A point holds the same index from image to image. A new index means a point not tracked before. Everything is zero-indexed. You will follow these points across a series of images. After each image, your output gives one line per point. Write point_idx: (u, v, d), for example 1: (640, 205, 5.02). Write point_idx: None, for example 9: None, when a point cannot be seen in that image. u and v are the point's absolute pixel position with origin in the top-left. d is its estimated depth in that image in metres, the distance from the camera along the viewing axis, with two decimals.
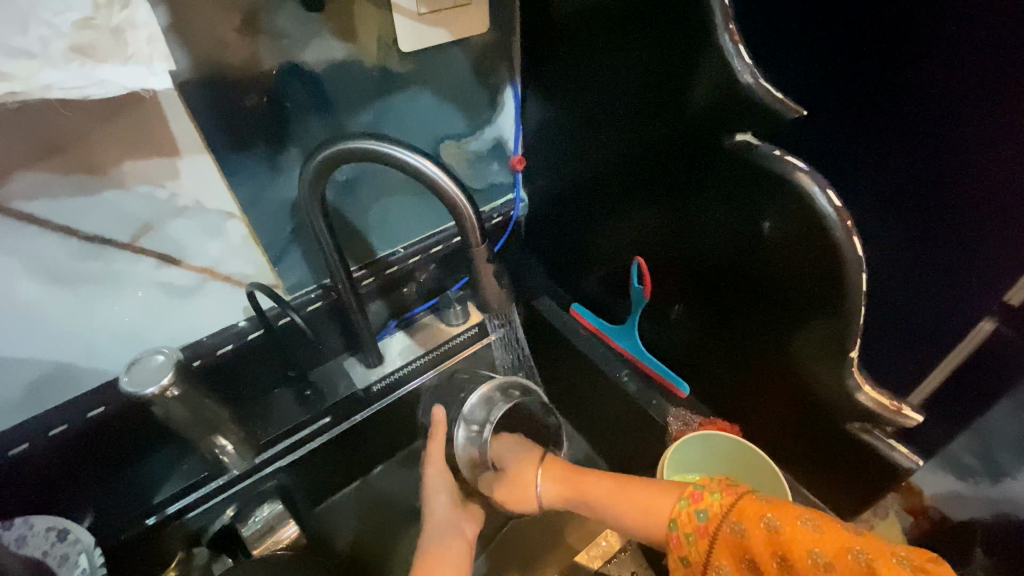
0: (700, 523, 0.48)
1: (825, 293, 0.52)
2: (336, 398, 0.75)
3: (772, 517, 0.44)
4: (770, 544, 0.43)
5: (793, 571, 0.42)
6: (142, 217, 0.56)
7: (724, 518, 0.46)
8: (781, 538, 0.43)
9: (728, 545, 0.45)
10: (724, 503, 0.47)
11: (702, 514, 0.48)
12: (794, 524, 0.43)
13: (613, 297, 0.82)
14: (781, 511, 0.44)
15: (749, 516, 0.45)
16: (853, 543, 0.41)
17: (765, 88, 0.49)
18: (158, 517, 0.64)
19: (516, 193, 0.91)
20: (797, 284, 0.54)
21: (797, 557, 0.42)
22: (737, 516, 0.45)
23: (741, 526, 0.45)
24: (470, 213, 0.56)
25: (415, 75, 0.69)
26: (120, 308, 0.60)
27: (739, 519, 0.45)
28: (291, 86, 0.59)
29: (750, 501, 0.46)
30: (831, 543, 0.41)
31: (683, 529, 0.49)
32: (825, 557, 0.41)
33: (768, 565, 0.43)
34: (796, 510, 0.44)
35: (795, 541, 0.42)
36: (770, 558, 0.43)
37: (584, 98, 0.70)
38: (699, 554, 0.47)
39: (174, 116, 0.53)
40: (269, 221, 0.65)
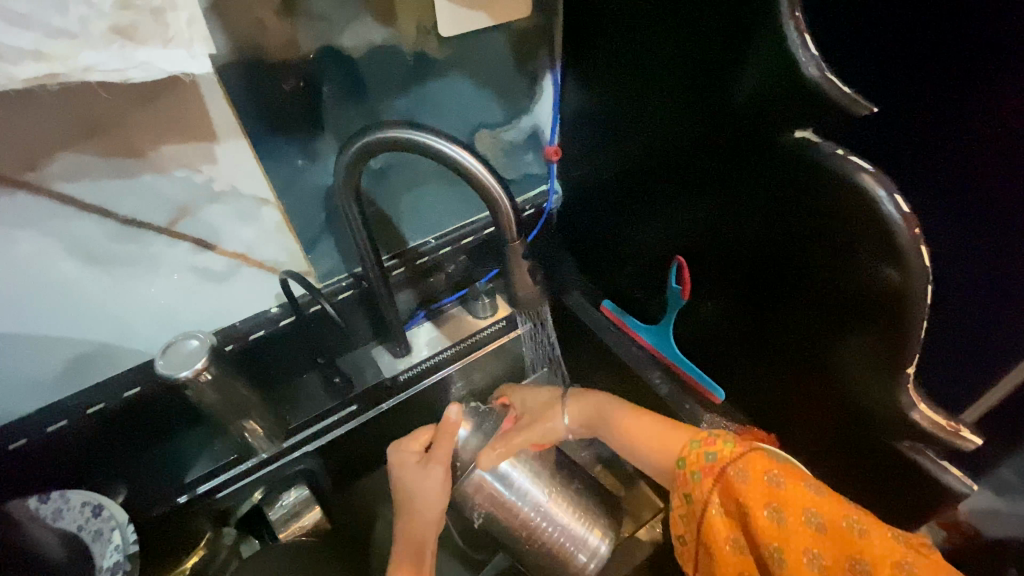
0: (708, 464, 0.52)
1: (886, 299, 0.48)
2: (365, 383, 0.75)
3: (778, 475, 0.48)
4: (766, 492, 0.47)
5: (782, 485, 0.47)
6: (180, 201, 0.56)
7: (734, 461, 0.50)
8: (781, 493, 0.47)
9: (732, 484, 0.49)
10: (737, 450, 0.50)
11: (711, 455, 0.52)
12: (762, 478, 0.48)
13: (647, 295, 0.79)
14: (790, 468, 0.49)
15: (757, 469, 0.49)
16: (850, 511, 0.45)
17: (831, 80, 0.45)
18: (190, 496, 0.65)
19: (550, 184, 0.88)
20: (849, 291, 0.51)
21: (794, 513, 0.46)
22: (747, 460, 0.50)
23: (746, 474, 0.49)
24: (506, 206, 0.55)
25: (453, 60, 0.67)
26: (156, 290, 0.61)
27: (747, 467, 0.49)
28: (327, 69, 0.58)
29: (763, 457, 0.49)
30: (834, 506, 0.46)
31: (689, 467, 0.53)
32: (779, 505, 0.47)
33: (762, 477, 0.48)
34: (801, 472, 0.49)
35: (768, 491, 0.47)
36: (763, 507, 0.47)
37: (628, 86, 0.67)
38: (702, 493, 0.51)
39: (210, 97, 0.52)
40: (302, 208, 0.64)
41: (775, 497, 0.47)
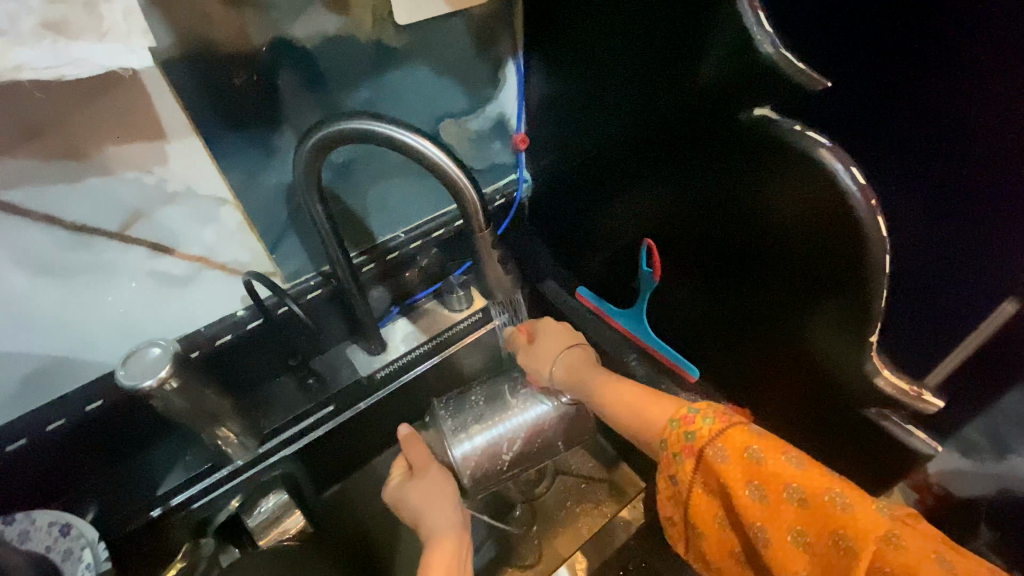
0: (688, 444, 0.49)
1: (850, 273, 0.49)
2: (340, 386, 0.74)
3: (758, 451, 0.45)
4: (720, 470, 0.46)
5: (809, 503, 0.41)
6: (132, 204, 0.54)
7: (708, 446, 0.47)
8: (763, 470, 0.44)
9: (711, 468, 0.47)
10: (710, 431, 0.48)
11: (690, 436, 0.49)
12: (741, 459, 0.45)
13: (619, 279, 0.80)
14: (763, 443, 0.45)
15: (736, 445, 0.46)
16: (833, 486, 0.41)
17: (787, 58, 0.46)
18: (163, 509, 0.64)
19: (519, 174, 0.88)
20: (815, 267, 0.52)
21: (773, 490, 0.43)
22: (720, 443, 0.47)
23: (724, 453, 0.46)
24: (473, 197, 0.54)
25: (413, 49, 0.65)
26: (115, 298, 0.58)
27: (723, 446, 0.46)
28: (281, 62, 0.56)
29: (738, 431, 0.46)
30: (813, 480, 0.42)
31: (672, 448, 0.50)
32: (763, 488, 0.44)
33: (739, 460, 0.45)
34: (783, 447, 0.45)
35: (737, 476, 0.45)
36: (743, 486, 0.45)
37: (591, 71, 0.66)
38: (686, 473, 0.48)
39: (156, 94, 0.50)
40: (263, 207, 0.62)
41: (755, 479, 0.44)
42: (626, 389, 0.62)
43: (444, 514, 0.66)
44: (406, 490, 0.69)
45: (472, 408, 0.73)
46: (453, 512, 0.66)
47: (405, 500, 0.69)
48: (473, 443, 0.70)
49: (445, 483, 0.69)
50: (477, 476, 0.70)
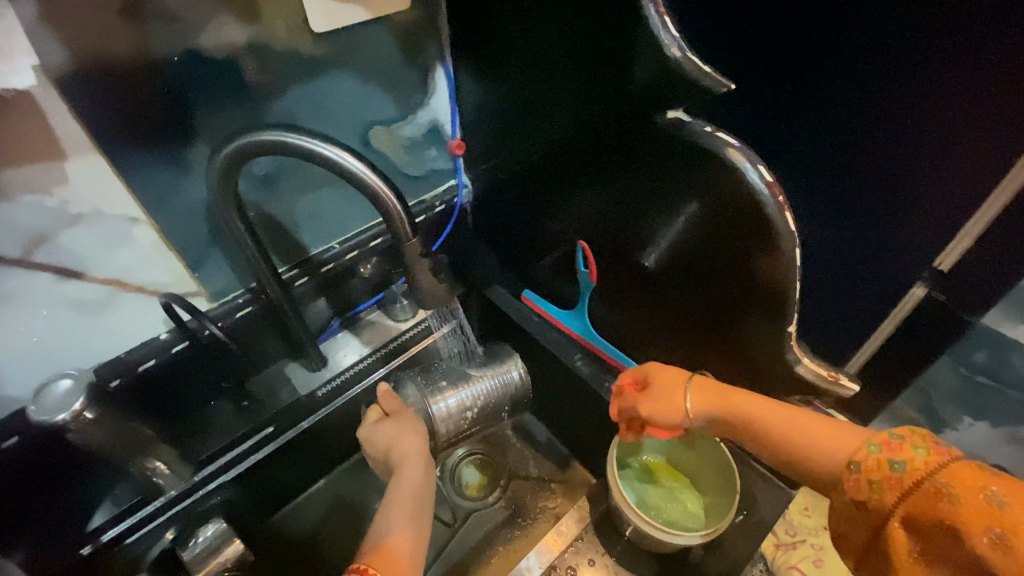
0: (891, 474, 0.40)
1: (765, 273, 0.51)
2: (278, 406, 0.74)
3: (997, 492, 0.36)
4: (931, 495, 0.37)
5: None
6: (31, 229, 0.51)
7: (929, 479, 0.38)
8: (1007, 516, 0.34)
9: (924, 503, 0.38)
10: (912, 462, 0.39)
11: (898, 466, 0.40)
12: (971, 497, 0.36)
13: (562, 281, 0.80)
14: (966, 475, 0.37)
15: (967, 483, 0.37)
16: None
17: (693, 61, 0.47)
18: (93, 547, 0.61)
19: (458, 179, 0.87)
20: (735, 270, 0.54)
21: (1013, 532, 0.34)
22: (931, 473, 0.38)
23: (953, 489, 0.37)
24: (397, 207, 0.53)
25: (335, 57, 0.64)
26: (22, 328, 0.55)
27: (952, 482, 0.37)
28: (187, 75, 0.53)
29: (966, 466, 0.38)
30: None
31: (866, 473, 0.41)
32: (1004, 534, 0.34)
33: (973, 495, 0.36)
34: None
35: (968, 511, 0.36)
36: (981, 530, 0.35)
37: (517, 75, 0.66)
38: (883, 502, 0.40)
39: (49, 113, 0.47)
40: (183, 226, 0.60)
41: (990, 523, 0.35)
42: (781, 406, 0.49)
43: (410, 463, 0.63)
44: (377, 434, 0.66)
45: (455, 370, 0.77)
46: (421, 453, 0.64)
47: (375, 443, 0.66)
48: (448, 404, 0.74)
49: (418, 425, 0.67)
50: (445, 428, 0.74)
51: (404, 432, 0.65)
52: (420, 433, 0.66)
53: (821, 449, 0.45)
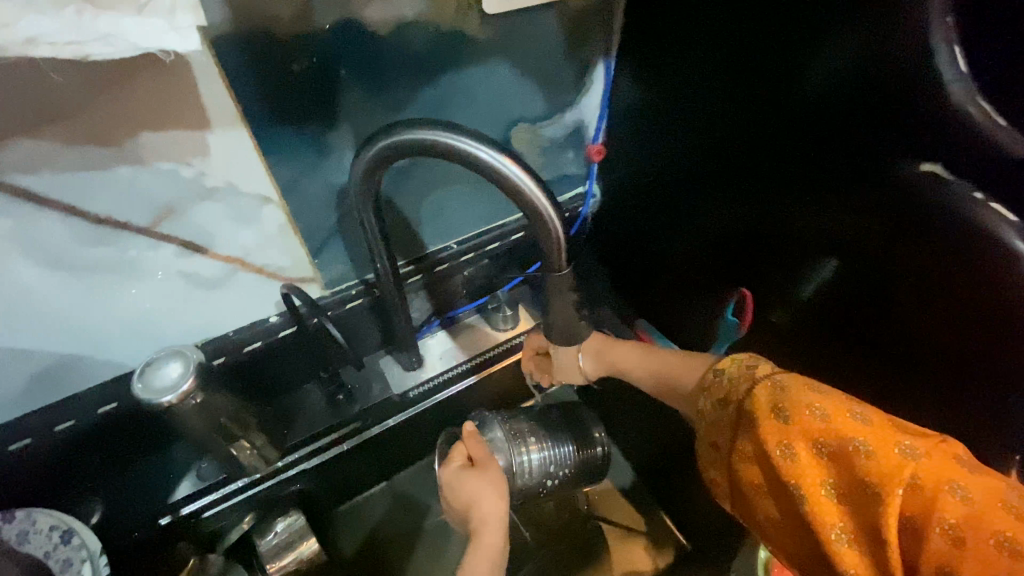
0: (723, 412, 0.43)
1: (920, 279, 0.40)
2: (370, 402, 0.68)
3: (863, 441, 0.34)
4: (751, 434, 0.39)
5: (887, 479, 0.32)
6: (165, 198, 0.47)
7: (742, 403, 0.41)
8: (825, 427, 0.35)
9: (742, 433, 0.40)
10: (742, 392, 0.41)
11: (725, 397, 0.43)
12: (802, 414, 0.36)
13: (690, 320, 0.71)
14: (793, 394, 0.37)
15: (765, 405, 0.38)
16: (901, 436, 0.33)
17: (980, 104, 0.35)
18: (172, 517, 0.59)
19: (587, 187, 0.78)
20: (861, 246, 0.45)
21: (836, 433, 0.35)
22: (750, 405, 0.40)
23: (798, 413, 0.37)
24: (557, 230, 0.44)
25: (496, 42, 0.56)
26: (139, 296, 0.52)
27: (753, 409, 0.39)
28: (343, 48, 0.47)
29: (766, 387, 0.39)
30: (882, 435, 0.34)
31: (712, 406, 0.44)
32: (871, 481, 0.33)
33: (770, 422, 0.38)
34: (895, 434, 0.33)
35: (800, 429, 0.36)
36: (798, 441, 0.36)
37: (695, 82, 0.56)
38: (722, 435, 0.42)
39: (204, 79, 0.43)
40: (309, 210, 0.55)
41: (866, 472, 0.33)
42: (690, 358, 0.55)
43: (489, 528, 0.53)
44: (459, 483, 0.57)
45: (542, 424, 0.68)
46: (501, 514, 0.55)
47: (455, 495, 0.57)
48: (529, 458, 0.65)
49: (503, 485, 0.57)
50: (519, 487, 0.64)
51: (484, 489, 0.56)
52: (500, 494, 0.56)
53: (682, 378, 0.53)
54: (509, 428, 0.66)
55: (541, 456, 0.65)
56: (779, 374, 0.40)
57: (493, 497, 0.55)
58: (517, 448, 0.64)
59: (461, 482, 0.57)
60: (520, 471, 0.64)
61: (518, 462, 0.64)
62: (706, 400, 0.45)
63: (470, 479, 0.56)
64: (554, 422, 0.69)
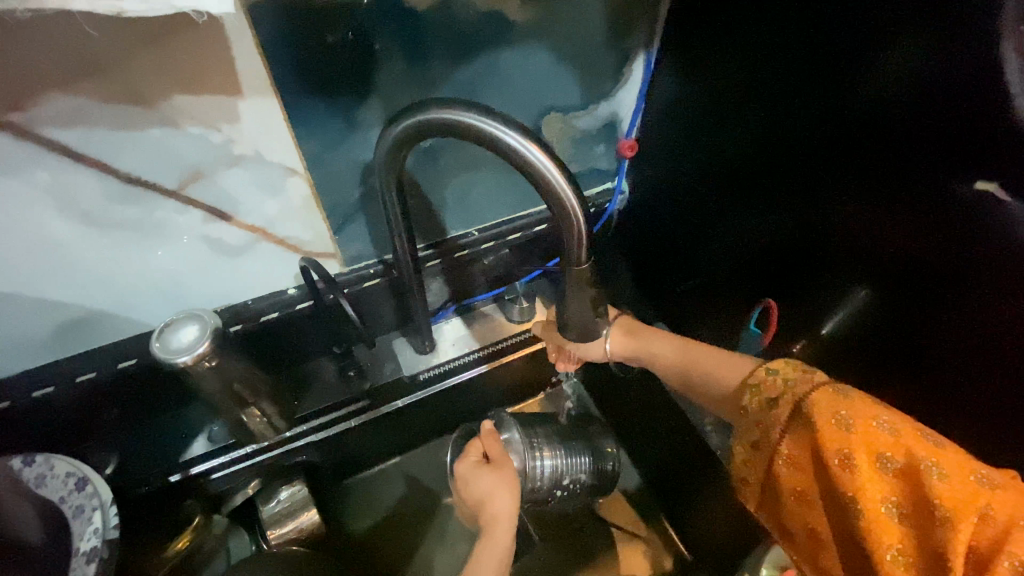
0: (769, 412, 0.37)
1: None
2: (381, 381, 0.68)
3: (931, 462, 0.30)
4: (805, 441, 0.35)
5: (962, 508, 0.29)
6: (192, 162, 0.47)
7: (795, 405, 0.35)
8: (891, 441, 0.31)
9: (796, 439, 0.35)
10: (795, 391, 0.36)
11: (772, 401, 0.37)
12: (868, 423, 0.32)
13: (712, 328, 0.69)
14: (857, 405, 0.33)
15: (823, 409, 0.34)
16: (976, 464, 0.30)
17: None
18: (182, 475, 0.60)
19: (617, 182, 0.77)
20: (907, 263, 0.43)
21: (906, 455, 0.31)
22: (805, 407, 0.34)
23: (853, 419, 0.33)
24: (579, 222, 0.41)
25: (535, 26, 0.55)
26: (162, 258, 0.53)
27: (810, 413, 0.34)
28: (377, 21, 0.47)
29: (825, 391, 0.34)
30: (952, 457, 0.30)
31: (750, 403, 0.38)
32: (940, 509, 0.29)
33: (830, 431, 0.33)
34: (968, 460, 0.30)
35: (865, 441, 0.32)
36: (862, 453, 0.32)
37: (736, 81, 0.53)
38: (766, 439, 0.37)
39: (238, 45, 0.43)
40: (333, 184, 0.55)
41: (933, 497, 0.29)
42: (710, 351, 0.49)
43: (499, 526, 0.52)
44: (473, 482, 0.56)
45: (557, 430, 0.69)
46: (511, 512, 0.54)
47: (468, 493, 0.56)
48: (545, 464, 0.65)
49: (516, 486, 0.56)
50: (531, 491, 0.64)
51: (497, 488, 0.55)
52: (513, 493, 0.56)
53: (717, 376, 0.45)
54: (529, 430, 0.66)
55: (556, 463, 0.65)
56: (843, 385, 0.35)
57: (505, 494, 0.55)
58: (534, 451, 0.64)
59: (474, 480, 0.56)
60: (535, 475, 0.64)
61: (535, 465, 0.64)
62: (750, 397, 0.38)
63: (485, 478, 0.56)
64: (566, 429, 0.70)
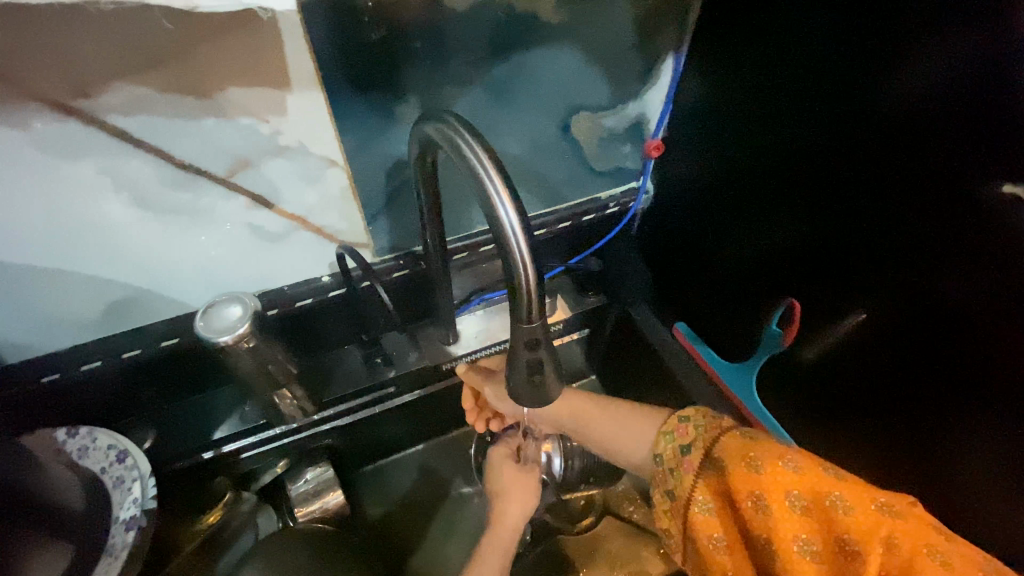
0: (684, 459, 0.40)
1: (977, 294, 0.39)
2: (406, 369, 0.69)
3: (839, 494, 0.33)
4: (719, 487, 0.37)
5: (852, 531, 0.32)
6: (241, 151, 0.50)
7: (712, 454, 0.38)
8: (797, 478, 0.34)
9: (713, 485, 0.37)
10: (706, 437, 0.39)
11: (689, 451, 0.40)
12: (774, 464, 0.35)
13: (731, 328, 0.70)
14: (764, 447, 0.36)
15: (734, 455, 0.37)
16: (875, 492, 0.33)
17: None
18: (214, 453, 0.62)
19: (641, 182, 0.78)
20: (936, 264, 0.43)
21: (810, 491, 0.33)
22: (715, 451, 0.38)
23: (761, 462, 0.35)
24: (525, 279, 0.38)
25: (569, 27, 0.56)
26: (206, 242, 0.55)
27: (723, 458, 0.37)
28: (418, 20, 0.49)
29: (734, 438, 0.38)
30: (854, 489, 0.33)
31: (673, 459, 0.41)
32: (849, 540, 0.32)
33: (742, 472, 0.36)
34: (866, 489, 0.33)
35: (774, 483, 0.34)
36: (772, 493, 0.34)
37: (765, 84, 0.54)
38: (685, 489, 0.39)
39: (291, 42, 0.45)
40: (370, 177, 0.57)
41: (840, 527, 0.32)
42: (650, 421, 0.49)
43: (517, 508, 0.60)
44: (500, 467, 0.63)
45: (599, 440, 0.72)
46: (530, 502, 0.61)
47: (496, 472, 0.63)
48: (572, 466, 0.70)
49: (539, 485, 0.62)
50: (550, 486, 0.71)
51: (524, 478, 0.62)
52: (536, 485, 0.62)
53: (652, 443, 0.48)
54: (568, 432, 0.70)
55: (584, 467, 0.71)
56: (745, 428, 0.39)
57: (528, 485, 0.62)
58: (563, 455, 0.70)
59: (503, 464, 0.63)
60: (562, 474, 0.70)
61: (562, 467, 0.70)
62: (667, 447, 0.42)
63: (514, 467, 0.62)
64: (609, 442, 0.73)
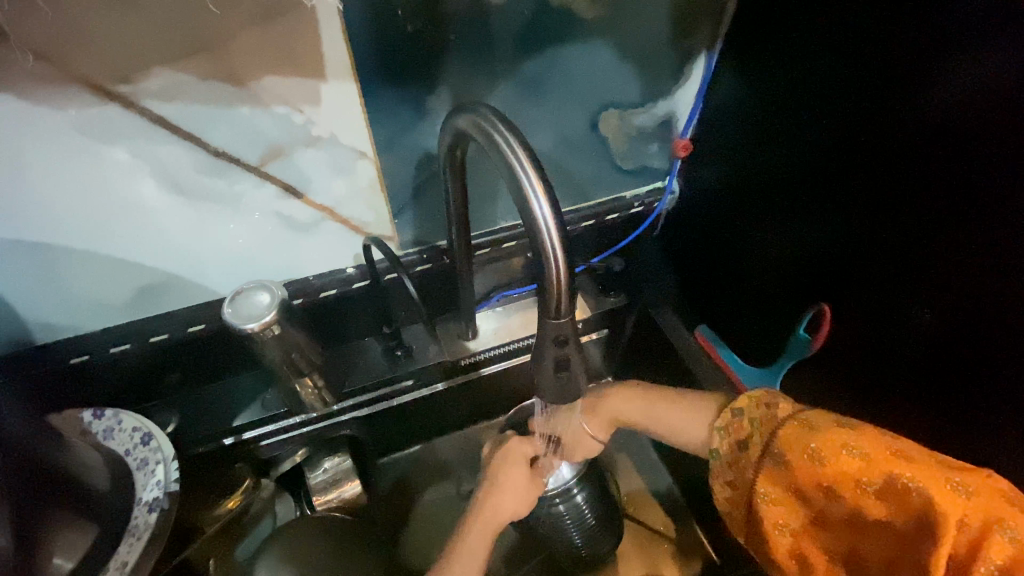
0: (743, 452, 0.45)
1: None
2: (426, 363, 0.69)
3: (905, 475, 0.37)
4: (786, 480, 0.42)
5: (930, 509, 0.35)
6: (274, 140, 0.50)
7: (770, 444, 0.43)
8: (864, 464, 0.38)
9: (773, 475, 0.42)
10: (765, 432, 0.44)
11: (752, 442, 0.45)
12: (838, 453, 0.39)
13: (757, 331, 0.68)
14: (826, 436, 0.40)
15: (793, 445, 0.41)
16: (948, 473, 0.36)
17: None
18: (235, 439, 0.63)
19: (667, 182, 0.77)
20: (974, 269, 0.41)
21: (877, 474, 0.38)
22: (777, 445, 0.42)
23: (821, 450, 0.40)
24: (554, 271, 0.38)
25: (602, 23, 0.56)
26: (235, 230, 0.56)
27: (783, 449, 0.42)
28: (451, 12, 0.48)
29: (794, 426, 0.42)
30: (924, 470, 0.36)
31: (730, 448, 0.47)
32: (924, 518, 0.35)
33: (803, 461, 0.40)
34: (939, 470, 0.36)
35: (843, 474, 0.39)
36: (844, 482, 0.39)
37: (801, 85, 0.53)
38: (746, 481, 0.44)
39: (328, 31, 0.45)
40: (398, 168, 0.57)
41: (914, 507, 0.36)
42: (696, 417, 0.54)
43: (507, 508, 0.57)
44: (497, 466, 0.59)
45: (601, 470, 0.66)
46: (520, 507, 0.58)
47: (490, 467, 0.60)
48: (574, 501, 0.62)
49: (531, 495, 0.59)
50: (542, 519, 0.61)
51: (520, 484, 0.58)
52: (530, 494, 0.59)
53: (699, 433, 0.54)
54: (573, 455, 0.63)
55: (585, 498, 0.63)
56: (804, 412, 0.43)
57: (523, 490, 0.58)
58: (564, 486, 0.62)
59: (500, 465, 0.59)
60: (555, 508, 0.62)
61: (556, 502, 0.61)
62: (722, 439, 0.47)
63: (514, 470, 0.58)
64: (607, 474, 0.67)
